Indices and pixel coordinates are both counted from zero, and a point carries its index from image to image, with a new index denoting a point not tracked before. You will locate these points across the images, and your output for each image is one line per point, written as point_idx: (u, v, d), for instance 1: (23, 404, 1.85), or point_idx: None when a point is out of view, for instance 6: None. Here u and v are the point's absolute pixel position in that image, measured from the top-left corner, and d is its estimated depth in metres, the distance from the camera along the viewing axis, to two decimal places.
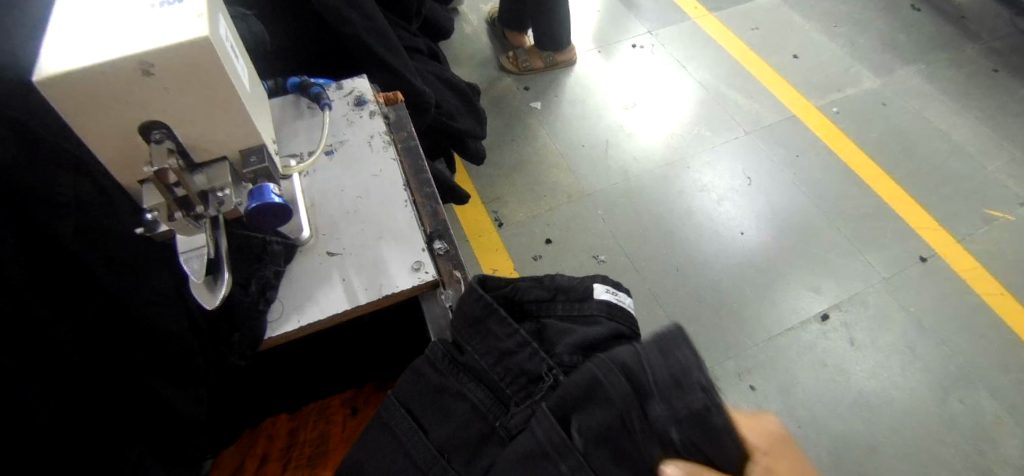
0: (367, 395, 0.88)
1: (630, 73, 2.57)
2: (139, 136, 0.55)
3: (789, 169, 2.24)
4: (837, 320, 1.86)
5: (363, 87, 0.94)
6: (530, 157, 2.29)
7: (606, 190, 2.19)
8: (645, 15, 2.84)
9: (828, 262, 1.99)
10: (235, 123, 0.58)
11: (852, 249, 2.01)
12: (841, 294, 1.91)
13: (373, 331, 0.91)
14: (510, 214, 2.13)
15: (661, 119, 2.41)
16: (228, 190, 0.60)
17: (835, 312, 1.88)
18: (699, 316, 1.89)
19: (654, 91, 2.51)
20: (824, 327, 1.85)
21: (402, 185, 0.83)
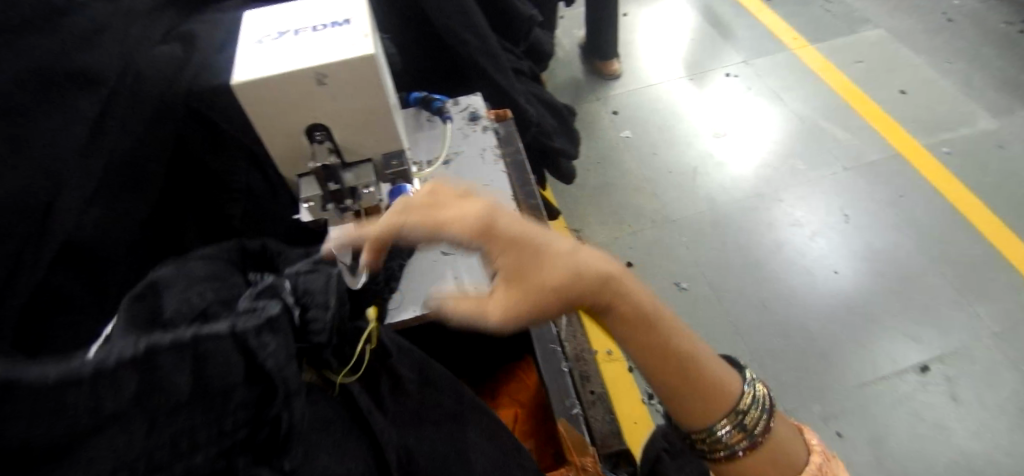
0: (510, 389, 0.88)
1: (721, 102, 2.54)
2: (303, 136, 0.63)
3: (892, 209, 2.11)
4: (939, 374, 1.73)
5: (477, 104, 1.01)
6: (614, 181, 2.31)
7: (691, 219, 2.17)
8: (740, 45, 2.81)
9: (930, 309, 1.86)
10: (381, 129, 0.65)
11: (959, 299, 1.87)
12: (944, 345, 1.78)
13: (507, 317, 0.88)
14: (591, 235, 2.14)
15: (753, 150, 2.35)
16: (371, 187, 0.67)
17: (936, 363, 1.75)
18: (785, 355, 1.81)
19: (746, 121, 2.46)
20: (923, 379, 1.72)
21: (511, 196, 0.88)
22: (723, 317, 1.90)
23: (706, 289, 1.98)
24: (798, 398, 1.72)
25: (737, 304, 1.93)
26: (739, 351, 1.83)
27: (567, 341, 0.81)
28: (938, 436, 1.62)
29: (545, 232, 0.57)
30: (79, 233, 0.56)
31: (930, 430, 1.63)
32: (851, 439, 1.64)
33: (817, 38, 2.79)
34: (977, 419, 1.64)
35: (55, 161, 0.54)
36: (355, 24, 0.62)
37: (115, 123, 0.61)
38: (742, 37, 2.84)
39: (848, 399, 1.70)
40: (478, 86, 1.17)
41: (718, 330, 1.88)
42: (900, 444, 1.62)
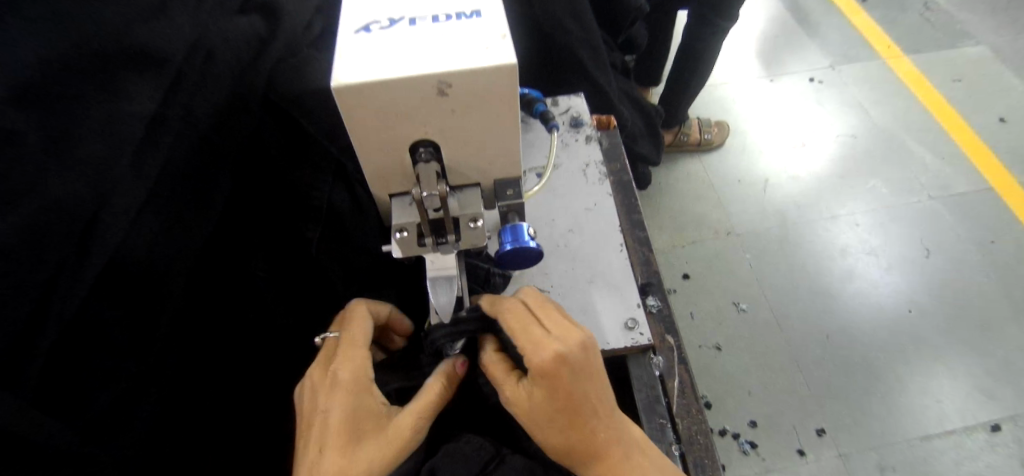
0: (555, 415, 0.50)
1: (802, 100, 2.04)
2: (406, 154, 0.50)
3: (977, 248, 1.66)
4: (1012, 437, 1.35)
5: (580, 107, 0.87)
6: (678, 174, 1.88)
7: (754, 225, 1.74)
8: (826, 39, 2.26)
9: (1010, 366, 1.45)
10: (503, 151, 0.52)
11: None
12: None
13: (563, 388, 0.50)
14: (656, 231, 1.76)
15: (831, 162, 1.88)
16: (479, 219, 0.54)
17: (1010, 423, 1.37)
18: (845, 397, 1.43)
19: (833, 121, 1.98)
20: (992, 439, 1.35)
21: (619, 228, 0.75)
22: (779, 355, 1.50)
23: (769, 315, 1.57)
24: (852, 442, 1.37)
25: (797, 333, 1.53)
26: (794, 387, 1.45)
27: (679, 418, 0.64)
28: None
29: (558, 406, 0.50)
30: (126, 249, 0.45)
31: None
32: None
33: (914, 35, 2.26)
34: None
35: (104, 169, 0.43)
36: (490, 20, 0.48)
37: (178, 115, 0.48)
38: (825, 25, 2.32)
39: (906, 454, 1.35)
40: (578, 83, 1.01)
41: (774, 361, 1.49)
42: None
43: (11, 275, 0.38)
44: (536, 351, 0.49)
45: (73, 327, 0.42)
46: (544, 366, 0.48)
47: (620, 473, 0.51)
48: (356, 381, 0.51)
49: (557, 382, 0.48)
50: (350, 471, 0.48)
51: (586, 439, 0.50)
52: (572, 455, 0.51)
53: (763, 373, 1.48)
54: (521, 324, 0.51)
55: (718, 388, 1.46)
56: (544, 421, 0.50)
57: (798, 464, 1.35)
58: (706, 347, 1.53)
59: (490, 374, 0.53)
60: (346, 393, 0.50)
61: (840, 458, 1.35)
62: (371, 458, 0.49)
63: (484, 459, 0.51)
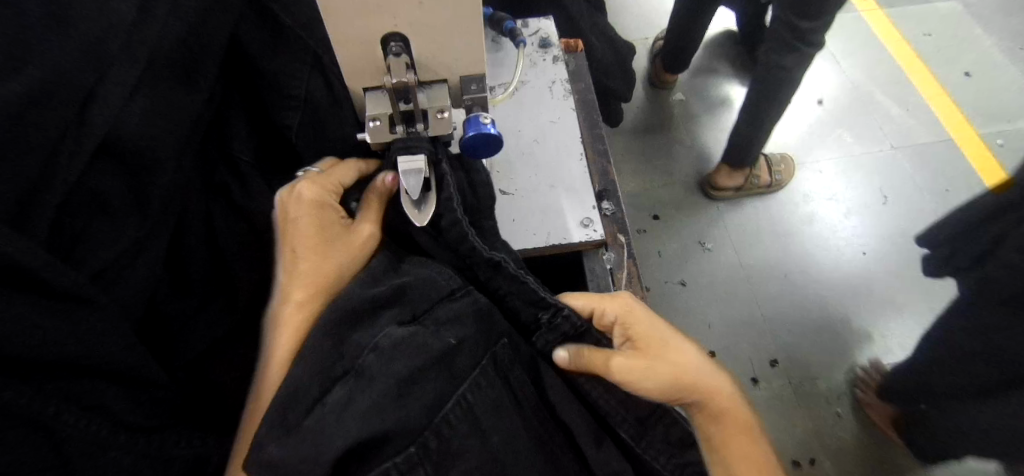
0: None
1: None
2: (378, 46, 0.55)
3: (930, 195, 1.76)
4: None
5: (548, 29, 0.91)
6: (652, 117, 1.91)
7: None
8: None
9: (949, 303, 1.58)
10: (467, 46, 0.57)
11: None
12: None
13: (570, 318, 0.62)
14: (632, 173, 1.82)
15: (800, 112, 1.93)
16: (447, 111, 0.59)
17: None
18: (801, 328, 1.55)
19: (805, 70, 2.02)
20: None
21: (580, 139, 0.81)
22: (739, 288, 1.61)
23: (731, 253, 1.67)
24: (803, 372, 1.49)
25: (757, 268, 1.64)
26: (752, 319, 1.56)
27: None
28: None
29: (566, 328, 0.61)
30: (120, 125, 0.50)
31: None
32: (847, 416, 1.44)
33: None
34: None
35: (98, 43, 0.47)
36: None
37: (165, 4, 0.52)
38: None
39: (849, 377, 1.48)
40: (548, 10, 1.05)
41: (735, 294, 1.60)
42: None
43: (21, 133, 0.43)
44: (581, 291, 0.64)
45: (75, 189, 0.48)
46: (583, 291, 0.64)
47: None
48: (323, 198, 0.57)
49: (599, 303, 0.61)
50: (325, 266, 0.54)
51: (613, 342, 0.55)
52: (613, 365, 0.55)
53: (724, 305, 1.58)
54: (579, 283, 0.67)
55: (683, 319, 1.57)
56: None
57: (751, 390, 1.47)
58: (670, 282, 1.63)
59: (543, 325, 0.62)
60: (314, 205, 0.56)
61: (790, 383, 1.48)
62: (338, 257, 0.55)
63: (452, 286, 0.54)
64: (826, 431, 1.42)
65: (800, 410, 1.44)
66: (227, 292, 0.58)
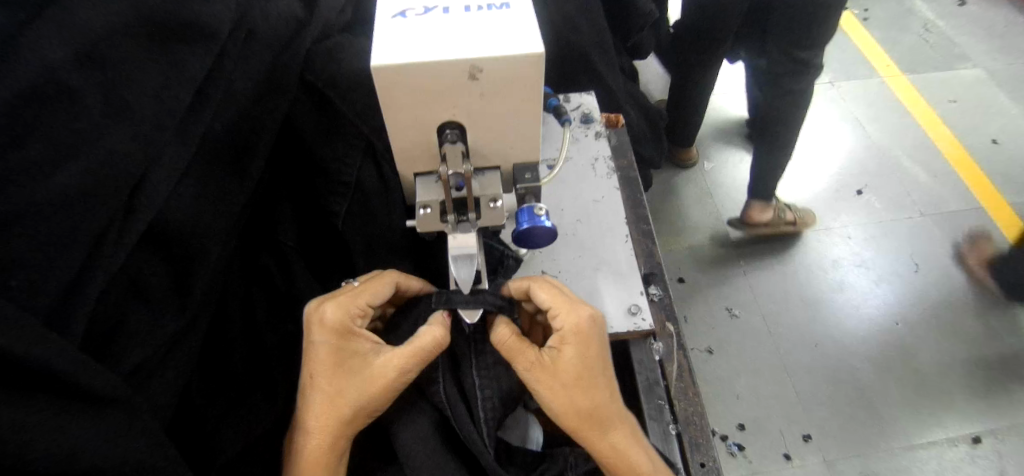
0: (561, 389, 0.53)
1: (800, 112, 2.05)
2: (434, 134, 0.54)
3: (965, 264, 1.68)
4: (991, 450, 1.39)
5: (590, 104, 0.91)
6: (676, 179, 1.89)
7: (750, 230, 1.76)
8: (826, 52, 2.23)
9: (992, 382, 1.48)
10: (523, 135, 0.55)
11: None
12: (1006, 419, 1.43)
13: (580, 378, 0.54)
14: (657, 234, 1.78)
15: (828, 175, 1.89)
16: (500, 199, 0.57)
17: (988, 435, 1.40)
18: (836, 404, 1.46)
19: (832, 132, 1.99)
20: (974, 451, 1.39)
21: (625, 220, 0.78)
22: (770, 358, 1.54)
23: (760, 321, 1.60)
24: (839, 450, 1.40)
25: (788, 339, 1.56)
26: (783, 392, 1.48)
27: (676, 401, 0.68)
28: None
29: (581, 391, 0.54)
30: (169, 212, 0.48)
31: None
32: None
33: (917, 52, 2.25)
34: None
35: (153, 131, 0.46)
36: (519, 13, 0.51)
37: (220, 86, 0.51)
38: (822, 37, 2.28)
39: (891, 461, 1.38)
40: (586, 83, 1.05)
41: (765, 365, 1.53)
42: None
43: (70, 222, 0.41)
44: (570, 311, 0.56)
45: (117, 275, 0.46)
46: (579, 323, 0.55)
47: (628, 460, 0.54)
48: (344, 323, 0.52)
49: (585, 338, 0.55)
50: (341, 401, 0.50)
51: (601, 410, 0.54)
52: (588, 430, 0.54)
53: (755, 376, 1.51)
54: (556, 294, 0.57)
55: (708, 390, 1.50)
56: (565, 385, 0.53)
57: (785, 468, 1.38)
58: (697, 350, 1.56)
59: (505, 351, 0.55)
60: (337, 333, 0.52)
61: (827, 463, 1.39)
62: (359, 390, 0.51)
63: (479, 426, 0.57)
64: None
65: None
66: (264, 385, 0.54)
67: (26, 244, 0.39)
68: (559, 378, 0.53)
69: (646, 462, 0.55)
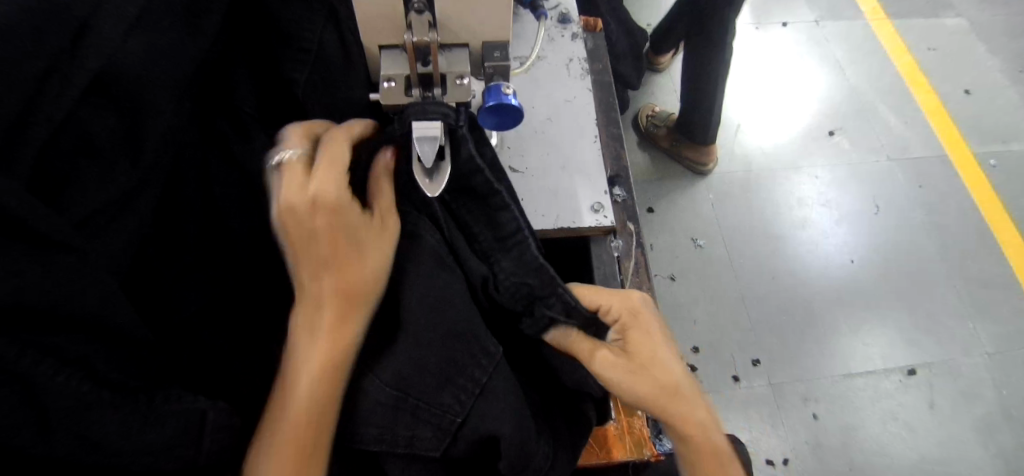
0: None
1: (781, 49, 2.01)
2: (400, 1, 0.51)
3: (921, 209, 1.73)
4: (924, 381, 1.49)
5: (568, 5, 0.88)
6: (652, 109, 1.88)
7: (723, 166, 1.78)
8: None
9: (933, 320, 1.57)
10: (495, 10, 0.53)
11: (965, 313, 1.58)
12: (938, 352, 1.53)
13: None
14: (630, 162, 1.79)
15: (801, 114, 1.88)
16: (467, 76, 0.55)
17: (925, 370, 1.51)
18: (783, 333, 1.54)
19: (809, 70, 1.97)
20: (907, 382, 1.49)
21: (595, 121, 0.78)
22: (729, 286, 1.60)
23: (723, 251, 1.65)
24: (785, 374, 1.49)
25: (747, 271, 1.62)
26: (738, 320, 1.55)
27: None
28: (905, 437, 1.43)
29: None
30: (116, 60, 0.46)
31: (900, 430, 1.44)
32: (826, 424, 1.44)
33: None
34: (942, 432, 1.44)
35: None
36: None
37: None
38: None
39: (831, 386, 1.48)
40: None
41: (723, 296, 1.59)
42: (869, 438, 1.43)
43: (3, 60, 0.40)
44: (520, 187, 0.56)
45: (63, 123, 0.44)
46: None
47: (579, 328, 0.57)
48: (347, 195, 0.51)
49: None
50: (356, 263, 0.52)
51: None
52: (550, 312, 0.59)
53: (711, 302, 1.57)
54: None
55: (668, 315, 1.56)
56: None
57: (732, 389, 1.47)
58: (660, 277, 1.61)
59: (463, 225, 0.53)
60: (343, 204, 0.51)
61: (771, 385, 1.48)
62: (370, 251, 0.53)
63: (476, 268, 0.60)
64: (802, 434, 1.43)
65: (780, 415, 1.44)
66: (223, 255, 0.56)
67: None
68: None
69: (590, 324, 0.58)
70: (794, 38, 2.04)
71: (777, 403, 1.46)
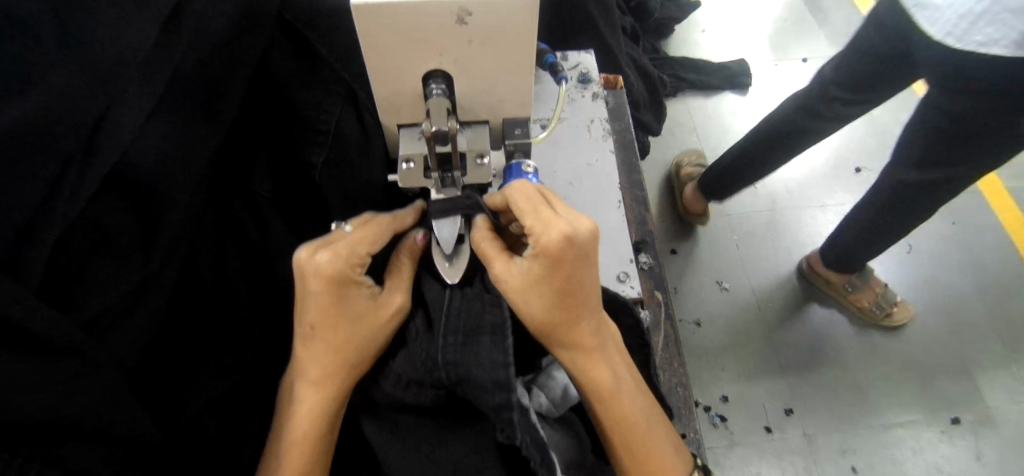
0: (535, 292, 0.49)
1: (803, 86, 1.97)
2: (419, 83, 0.50)
3: (956, 246, 1.66)
4: (968, 430, 1.40)
5: (588, 63, 0.87)
6: (673, 149, 1.85)
7: (746, 206, 1.73)
8: (832, 25, 2.13)
9: (976, 364, 1.49)
10: (515, 88, 0.52)
11: (1011, 357, 1.49)
12: (983, 399, 1.44)
13: (548, 290, 0.49)
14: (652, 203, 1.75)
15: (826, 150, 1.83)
16: (488, 156, 0.54)
17: (968, 416, 1.42)
18: (815, 381, 1.47)
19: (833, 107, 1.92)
20: (951, 431, 1.40)
21: (619, 185, 0.76)
22: (758, 331, 1.54)
23: (749, 295, 1.59)
24: (820, 424, 1.42)
25: (776, 317, 1.56)
26: (768, 368, 1.49)
27: (662, 371, 0.67)
28: None
29: (539, 303, 0.50)
30: (134, 153, 0.45)
31: None
32: None
33: None
34: None
35: (116, 66, 0.43)
36: None
37: (191, 24, 0.48)
38: (830, 9, 2.18)
39: (868, 437, 1.40)
40: (587, 43, 1.03)
41: (751, 342, 1.52)
42: None
43: (20, 160, 0.39)
44: (546, 230, 0.48)
45: (77, 222, 0.43)
46: (554, 248, 0.47)
47: (589, 358, 0.52)
48: (346, 274, 0.49)
49: (560, 263, 0.48)
50: (337, 348, 0.50)
51: (568, 319, 0.51)
52: (553, 335, 0.52)
53: (739, 349, 1.51)
54: (532, 205, 0.50)
55: (695, 363, 1.50)
56: (536, 295, 0.49)
57: (764, 440, 1.39)
58: (685, 323, 1.55)
59: (481, 255, 0.52)
60: (327, 283, 0.48)
61: (805, 437, 1.40)
62: (352, 336, 0.50)
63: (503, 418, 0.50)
64: None
65: (815, 470, 1.36)
66: (234, 345, 0.54)
67: None
68: (534, 294, 0.49)
69: (604, 366, 0.53)
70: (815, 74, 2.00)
71: (812, 456, 1.38)
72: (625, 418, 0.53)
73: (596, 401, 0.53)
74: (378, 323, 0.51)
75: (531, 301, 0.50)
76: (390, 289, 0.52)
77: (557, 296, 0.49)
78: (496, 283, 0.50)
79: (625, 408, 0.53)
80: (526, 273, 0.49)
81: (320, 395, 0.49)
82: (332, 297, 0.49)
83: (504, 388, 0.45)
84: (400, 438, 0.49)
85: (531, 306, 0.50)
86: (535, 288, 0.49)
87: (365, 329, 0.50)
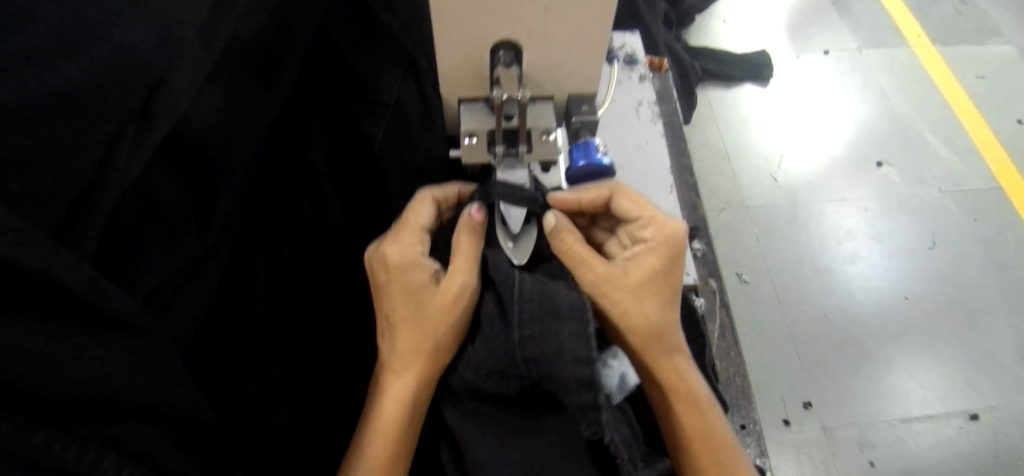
0: (643, 291, 0.50)
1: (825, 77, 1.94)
2: (487, 53, 0.48)
3: (978, 244, 1.63)
4: (989, 427, 1.38)
5: (634, 45, 0.84)
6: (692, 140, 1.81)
7: (766, 198, 1.70)
8: (854, 16, 2.09)
9: (997, 362, 1.46)
10: (587, 61, 0.49)
11: None
12: (1005, 396, 1.42)
13: (653, 288, 0.50)
14: None
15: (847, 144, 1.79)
16: (555, 131, 0.51)
17: (989, 412, 1.40)
18: (834, 375, 1.45)
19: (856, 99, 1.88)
20: (971, 427, 1.38)
21: (670, 169, 0.73)
22: (779, 324, 1.51)
23: (770, 287, 1.56)
24: (839, 418, 1.40)
25: (797, 310, 1.53)
26: (788, 361, 1.46)
27: (719, 361, 0.65)
28: None
29: (644, 304, 0.50)
30: (189, 120, 0.43)
31: None
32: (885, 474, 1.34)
33: (951, 18, 2.09)
34: None
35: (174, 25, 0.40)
36: None
37: None
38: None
39: (888, 432, 1.38)
40: (626, 25, 1.00)
41: (771, 335, 1.50)
42: None
43: (77, 121, 0.36)
44: (660, 224, 0.51)
45: (129, 190, 0.40)
46: (668, 239, 0.51)
47: (681, 369, 0.52)
48: (408, 257, 0.48)
49: (670, 256, 0.51)
50: (415, 336, 0.48)
51: (670, 321, 0.51)
52: (652, 342, 0.51)
53: (760, 342, 1.49)
54: (639, 202, 0.53)
55: None
56: (639, 295, 0.50)
57: (783, 434, 1.38)
58: None
59: (568, 258, 0.49)
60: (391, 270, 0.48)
61: (824, 431, 1.38)
62: (433, 322, 0.48)
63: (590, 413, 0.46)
64: None
65: (833, 464, 1.34)
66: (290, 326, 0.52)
67: (30, 142, 0.34)
68: (642, 293, 0.50)
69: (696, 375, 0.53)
70: (836, 65, 1.96)
71: (831, 449, 1.36)
72: (716, 434, 0.52)
73: (688, 414, 0.52)
74: (448, 308, 0.48)
75: (636, 302, 0.50)
76: (453, 268, 0.48)
77: (660, 294, 0.51)
78: (597, 286, 0.50)
79: (717, 423, 0.52)
80: (632, 271, 0.50)
81: (401, 386, 0.49)
82: (403, 287, 0.49)
83: (585, 363, 0.43)
84: (482, 424, 0.47)
85: (635, 309, 0.50)
86: (642, 285, 0.50)
87: (439, 317, 0.48)
